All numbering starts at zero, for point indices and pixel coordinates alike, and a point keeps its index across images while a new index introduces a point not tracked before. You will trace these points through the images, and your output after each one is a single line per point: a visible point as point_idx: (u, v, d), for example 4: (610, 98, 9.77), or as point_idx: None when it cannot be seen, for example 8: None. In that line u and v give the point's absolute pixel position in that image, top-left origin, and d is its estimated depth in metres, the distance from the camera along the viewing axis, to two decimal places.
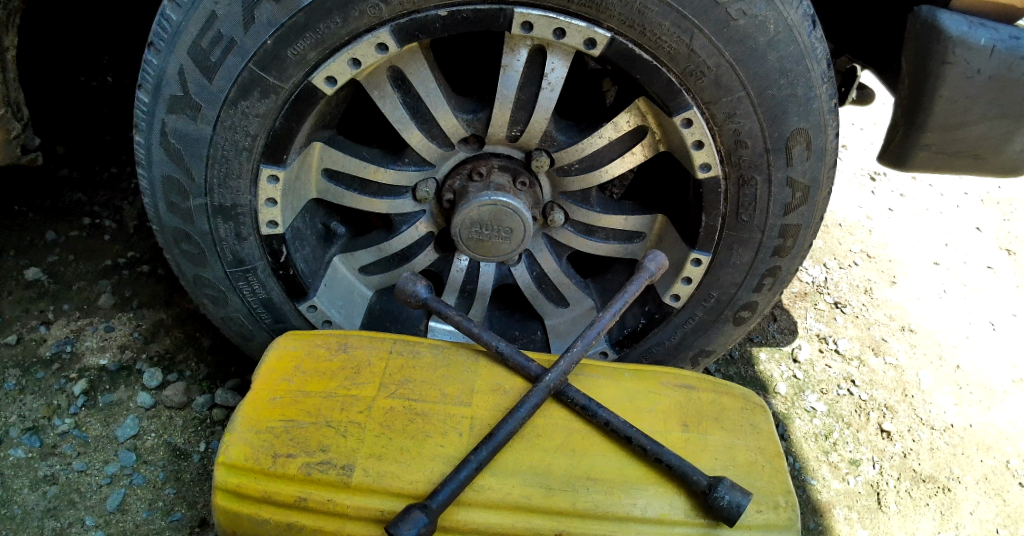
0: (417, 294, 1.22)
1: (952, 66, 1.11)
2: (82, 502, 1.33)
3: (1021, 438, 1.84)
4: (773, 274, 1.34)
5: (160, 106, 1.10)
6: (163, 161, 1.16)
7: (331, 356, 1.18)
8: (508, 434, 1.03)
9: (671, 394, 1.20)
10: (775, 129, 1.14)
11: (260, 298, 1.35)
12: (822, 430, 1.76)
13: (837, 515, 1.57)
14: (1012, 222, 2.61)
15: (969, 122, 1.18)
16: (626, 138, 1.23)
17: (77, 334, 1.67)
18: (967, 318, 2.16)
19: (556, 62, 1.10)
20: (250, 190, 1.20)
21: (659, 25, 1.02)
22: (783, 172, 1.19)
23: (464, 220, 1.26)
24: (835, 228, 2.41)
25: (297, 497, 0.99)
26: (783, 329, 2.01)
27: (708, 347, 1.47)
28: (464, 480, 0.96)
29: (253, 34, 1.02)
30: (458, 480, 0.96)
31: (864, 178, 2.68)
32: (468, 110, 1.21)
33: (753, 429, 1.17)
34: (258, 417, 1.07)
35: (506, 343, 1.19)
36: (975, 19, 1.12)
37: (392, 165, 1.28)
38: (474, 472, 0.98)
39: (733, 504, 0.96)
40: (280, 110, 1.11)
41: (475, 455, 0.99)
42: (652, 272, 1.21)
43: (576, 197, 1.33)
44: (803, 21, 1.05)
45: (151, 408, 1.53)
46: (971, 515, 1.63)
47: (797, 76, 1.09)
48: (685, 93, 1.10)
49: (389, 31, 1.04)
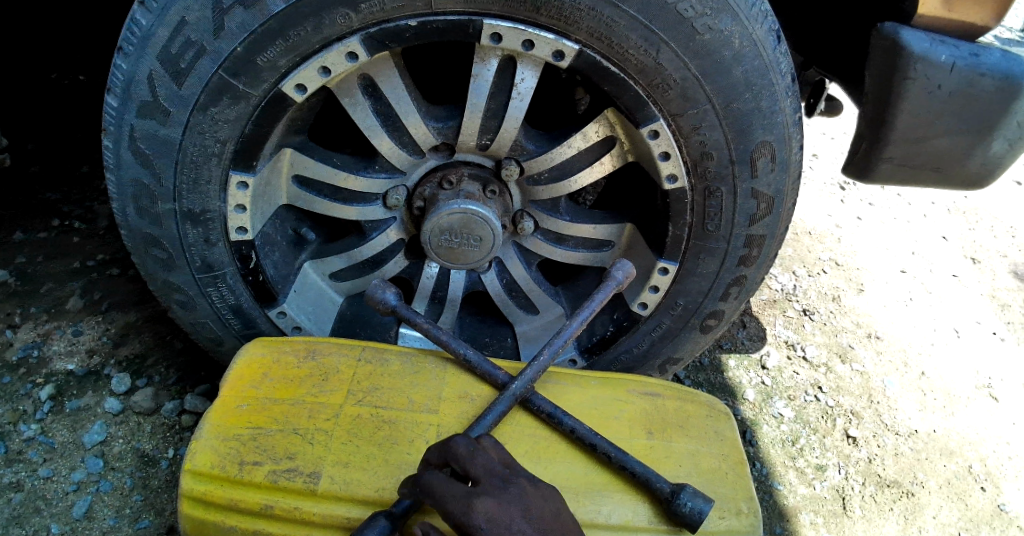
0: (386, 301, 1.22)
1: (914, 81, 1.14)
2: (47, 509, 1.32)
3: (983, 444, 1.89)
4: (739, 283, 1.36)
5: (129, 110, 1.09)
6: (131, 166, 1.15)
7: (299, 363, 1.18)
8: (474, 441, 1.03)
9: (638, 401, 1.21)
10: (741, 141, 1.16)
11: (229, 302, 1.34)
12: (789, 436, 1.79)
13: (802, 520, 1.60)
14: (977, 231, 2.68)
15: (931, 136, 1.21)
16: (595, 149, 1.25)
17: (44, 338, 1.64)
18: (931, 325, 2.21)
19: (526, 72, 1.11)
20: (219, 195, 1.19)
21: (626, 38, 1.04)
22: (748, 184, 1.21)
23: (434, 228, 1.26)
24: (805, 236, 2.45)
25: (263, 505, 0.99)
26: (752, 336, 2.04)
27: (676, 354, 1.49)
28: None
29: (223, 41, 1.02)
30: None
31: (834, 187, 2.73)
32: (438, 118, 1.22)
33: (717, 436, 1.19)
34: (225, 424, 1.06)
35: (474, 351, 1.19)
36: (937, 36, 1.15)
37: (363, 171, 1.28)
38: None
39: (695, 510, 0.97)
40: (250, 117, 1.11)
41: None
42: (619, 280, 1.23)
43: (546, 205, 1.34)
44: (768, 35, 1.07)
45: (119, 414, 1.52)
46: (934, 519, 1.67)
47: (761, 89, 1.11)
48: (652, 105, 1.12)
49: (359, 40, 1.04)
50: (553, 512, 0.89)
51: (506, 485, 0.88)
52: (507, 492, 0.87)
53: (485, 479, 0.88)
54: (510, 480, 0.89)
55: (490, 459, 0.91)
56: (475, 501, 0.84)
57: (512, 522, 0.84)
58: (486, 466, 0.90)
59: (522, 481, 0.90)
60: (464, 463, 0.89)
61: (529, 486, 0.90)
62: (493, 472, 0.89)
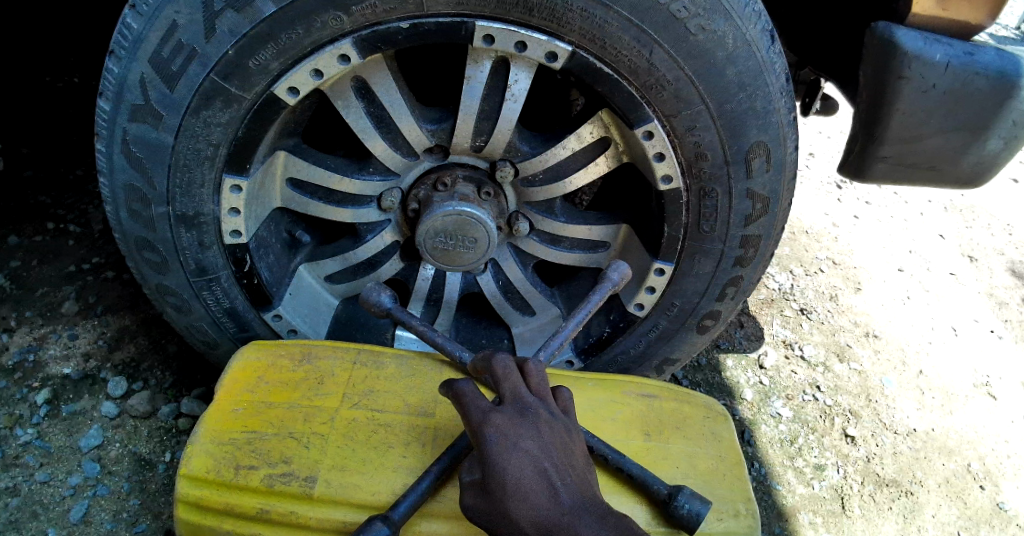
0: (381, 303, 1.22)
1: (909, 81, 1.14)
2: (44, 514, 1.32)
3: (982, 442, 1.89)
4: (735, 283, 1.35)
5: (121, 114, 1.09)
6: (124, 170, 1.15)
7: (294, 366, 1.18)
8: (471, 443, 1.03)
9: (634, 403, 1.21)
10: (735, 141, 1.16)
11: (223, 306, 1.34)
12: (787, 435, 1.79)
13: (801, 519, 1.60)
14: (974, 229, 2.67)
15: (926, 135, 1.20)
16: (590, 150, 1.24)
17: (40, 342, 1.64)
18: (929, 324, 2.20)
19: (520, 74, 1.11)
20: (212, 199, 1.19)
21: (619, 39, 1.04)
22: (743, 184, 1.21)
23: (429, 229, 1.26)
24: (802, 235, 2.44)
25: (259, 509, 0.99)
26: (750, 335, 2.04)
27: (673, 355, 1.49)
28: (426, 491, 0.97)
29: (215, 45, 1.02)
30: (418, 491, 0.96)
31: (831, 185, 2.72)
32: (432, 120, 1.21)
33: (714, 437, 1.19)
34: (220, 428, 1.06)
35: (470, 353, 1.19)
36: (931, 35, 1.15)
37: (357, 174, 1.28)
38: (435, 483, 0.98)
39: (693, 512, 0.97)
40: (243, 120, 1.10)
41: (436, 465, 0.99)
42: (615, 281, 1.23)
43: (542, 207, 1.34)
44: (762, 35, 1.07)
45: (116, 418, 1.52)
46: (933, 518, 1.67)
47: (755, 89, 1.11)
48: (646, 105, 1.11)
49: (351, 43, 1.04)
50: (567, 449, 0.85)
51: (527, 411, 0.87)
52: (526, 417, 0.86)
53: (510, 402, 0.89)
54: (533, 409, 0.88)
55: (521, 385, 0.91)
56: (492, 415, 0.85)
57: (520, 441, 0.83)
58: (513, 390, 0.90)
59: (542, 415, 0.88)
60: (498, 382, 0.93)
61: (546, 420, 0.87)
62: (521, 397, 0.90)
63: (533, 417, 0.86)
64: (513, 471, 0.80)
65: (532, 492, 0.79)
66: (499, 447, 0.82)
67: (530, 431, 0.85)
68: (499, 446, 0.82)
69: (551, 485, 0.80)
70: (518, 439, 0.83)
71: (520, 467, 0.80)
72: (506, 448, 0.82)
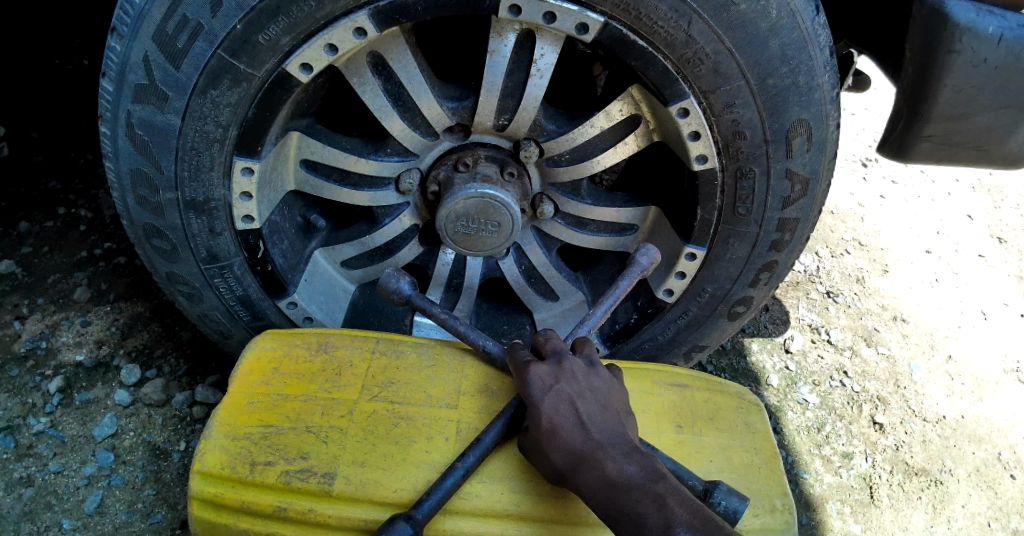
0: (400, 291, 1.18)
1: (959, 55, 1.07)
2: (58, 505, 1.29)
3: (1013, 430, 1.83)
4: (770, 268, 1.29)
5: (125, 95, 1.03)
6: (129, 154, 1.09)
7: (311, 357, 1.13)
8: (496, 438, 0.98)
9: (664, 393, 1.16)
10: (776, 119, 1.09)
11: (237, 294, 1.29)
12: (814, 422, 1.74)
13: (829, 509, 1.56)
14: (1003, 209, 2.59)
15: (974, 113, 1.13)
16: (619, 128, 1.18)
17: (52, 329, 1.60)
18: (958, 308, 2.14)
19: (546, 48, 1.04)
20: (223, 183, 1.13)
21: (655, 9, 0.97)
22: (782, 164, 1.14)
23: (450, 213, 1.20)
24: (828, 215, 2.37)
25: (276, 507, 0.95)
26: (775, 319, 1.98)
27: (701, 342, 1.44)
28: (451, 488, 0.92)
29: (222, 19, 0.96)
30: (444, 489, 0.91)
31: (856, 164, 2.64)
32: (452, 97, 1.15)
33: (748, 429, 1.14)
34: (235, 422, 1.02)
35: (493, 342, 1.13)
36: (984, 6, 1.07)
37: (373, 155, 1.22)
38: (460, 479, 0.93)
39: (730, 509, 0.92)
40: (254, 99, 1.04)
41: (461, 461, 0.94)
42: (643, 267, 1.18)
43: (567, 188, 1.28)
44: (807, 5, 0.99)
45: (129, 406, 1.48)
46: (963, 508, 1.63)
47: (799, 64, 1.04)
48: (682, 81, 1.05)
49: (367, 15, 0.97)
50: (603, 394, 0.96)
51: (564, 362, 0.99)
52: (564, 366, 0.98)
53: (551, 356, 1.01)
54: (570, 360, 1.00)
55: (558, 343, 1.04)
56: (531, 364, 0.99)
57: (557, 384, 0.95)
58: (553, 346, 1.03)
59: (580, 366, 0.99)
60: (540, 343, 1.06)
61: (583, 370, 0.99)
62: (560, 352, 1.02)
63: (570, 367, 0.98)
64: (548, 407, 0.92)
65: (564, 425, 0.91)
66: (538, 389, 0.95)
67: (567, 378, 0.96)
68: (535, 388, 0.95)
69: (580, 420, 0.91)
70: (555, 383, 0.95)
71: (555, 404, 0.93)
72: (543, 390, 0.95)
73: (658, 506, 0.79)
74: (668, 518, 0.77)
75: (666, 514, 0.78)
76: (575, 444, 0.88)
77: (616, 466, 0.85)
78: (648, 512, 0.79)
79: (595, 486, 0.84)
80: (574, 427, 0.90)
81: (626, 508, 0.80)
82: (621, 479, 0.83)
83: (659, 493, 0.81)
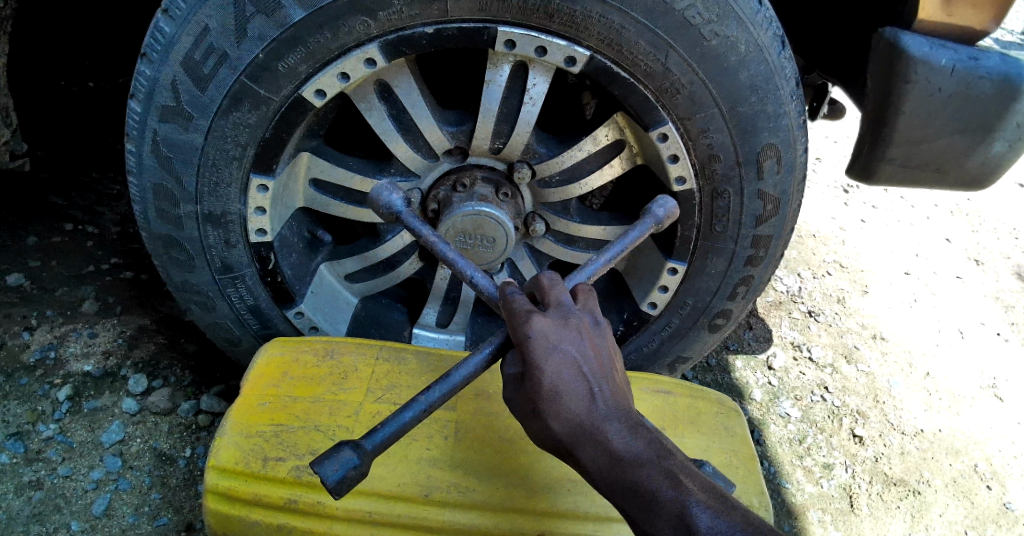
0: (389, 207, 1.13)
1: (915, 84, 1.17)
2: (67, 507, 1.35)
3: (988, 443, 1.91)
4: (746, 283, 1.38)
5: (152, 115, 1.13)
6: (153, 169, 1.18)
7: (319, 362, 1.20)
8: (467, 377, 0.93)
9: (649, 399, 1.24)
10: (747, 143, 1.19)
11: (247, 304, 1.37)
12: (796, 435, 1.81)
13: (810, 517, 1.62)
14: (981, 233, 2.70)
15: (933, 136, 1.23)
16: (605, 151, 1.28)
17: (61, 340, 1.67)
18: (936, 326, 2.23)
19: (538, 78, 1.14)
20: (239, 198, 1.23)
21: (636, 43, 1.07)
22: (754, 185, 1.24)
23: (449, 230, 1.29)
24: (810, 238, 2.47)
25: (286, 499, 1.02)
26: (758, 337, 2.06)
27: (685, 353, 1.52)
28: (409, 421, 0.88)
29: (244, 48, 1.06)
30: (401, 422, 0.88)
31: (837, 190, 2.75)
32: (451, 121, 1.25)
33: (728, 432, 1.21)
34: (248, 421, 1.09)
35: (483, 276, 1.06)
36: (937, 40, 1.18)
37: (378, 174, 1.31)
38: (421, 413, 0.89)
39: None
40: (271, 121, 1.14)
41: (425, 396, 0.91)
42: (659, 218, 1.15)
43: (557, 207, 1.38)
44: (773, 41, 1.11)
45: (136, 414, 1.55)
46: (940, 517, 1.69)
47: (767, 93, 1.14)
48: (661, 109, 1.15)
49: (377, 47, 1.08)
50: (606, 357, 0.92)
51: (570, 318, 0.91)
52: (569, 322, 0.91)
53: (554, 308, 0.93)
54: (575, 316, 0.92)
55: (563, 293, 0.96)
56: (534, 316, 0.90)
57: (561, 342, 0.88)
58: (557, 297, 0.95)
59: (586, 323, 0.93)
60: (545, 291, 0.97)
61: (588, 328, 0.92)
62: (564, 305, 0.94)
63: (575, 323, 0.91)
64: (552, 370, 0.86)
65: (569, 392, 0.86)
66: (540, 347, 0.87)
67: (571, 335, 0.89)
68: (539, 345, 0.87)
69: (587, 388, 0.86)
70: (560, 341, 0.88)
71: (559, 368, 0.87)
72: (546, 348, 0.87)
73: (672, 484, 0.80)
74: (683, 496, 0.79)
75: (681, 492, 0.79)
76: (580, 415, 0.85)
77: (625, 442, 0.84)
78: (662, 488, 0.80)
79: (600, 461, 0.84)
80: (580, 396, 0.86)
81: (637, 485, 0.81)
82: (630, 455, 0.83)
83: (672, 471, 0.82)
